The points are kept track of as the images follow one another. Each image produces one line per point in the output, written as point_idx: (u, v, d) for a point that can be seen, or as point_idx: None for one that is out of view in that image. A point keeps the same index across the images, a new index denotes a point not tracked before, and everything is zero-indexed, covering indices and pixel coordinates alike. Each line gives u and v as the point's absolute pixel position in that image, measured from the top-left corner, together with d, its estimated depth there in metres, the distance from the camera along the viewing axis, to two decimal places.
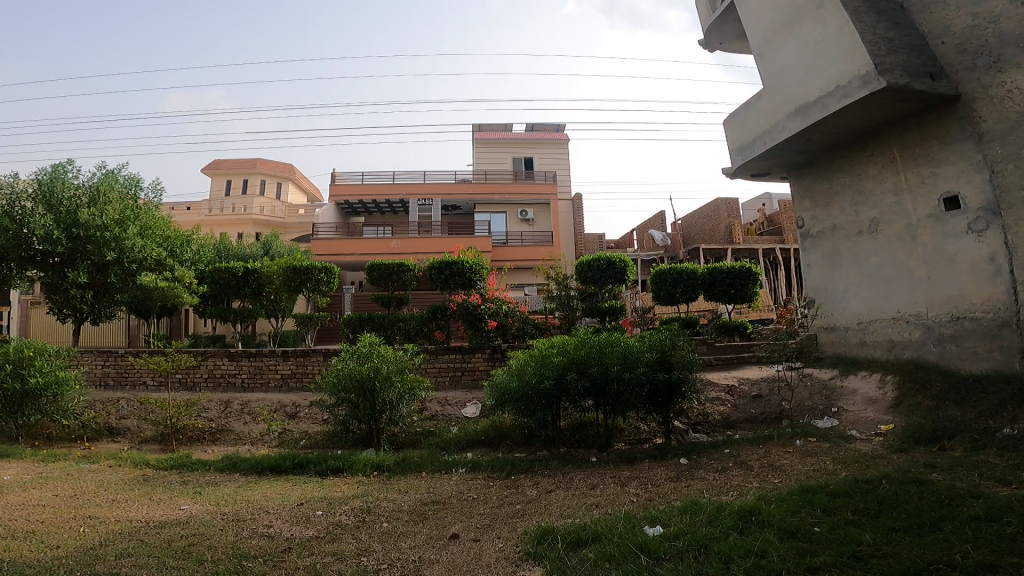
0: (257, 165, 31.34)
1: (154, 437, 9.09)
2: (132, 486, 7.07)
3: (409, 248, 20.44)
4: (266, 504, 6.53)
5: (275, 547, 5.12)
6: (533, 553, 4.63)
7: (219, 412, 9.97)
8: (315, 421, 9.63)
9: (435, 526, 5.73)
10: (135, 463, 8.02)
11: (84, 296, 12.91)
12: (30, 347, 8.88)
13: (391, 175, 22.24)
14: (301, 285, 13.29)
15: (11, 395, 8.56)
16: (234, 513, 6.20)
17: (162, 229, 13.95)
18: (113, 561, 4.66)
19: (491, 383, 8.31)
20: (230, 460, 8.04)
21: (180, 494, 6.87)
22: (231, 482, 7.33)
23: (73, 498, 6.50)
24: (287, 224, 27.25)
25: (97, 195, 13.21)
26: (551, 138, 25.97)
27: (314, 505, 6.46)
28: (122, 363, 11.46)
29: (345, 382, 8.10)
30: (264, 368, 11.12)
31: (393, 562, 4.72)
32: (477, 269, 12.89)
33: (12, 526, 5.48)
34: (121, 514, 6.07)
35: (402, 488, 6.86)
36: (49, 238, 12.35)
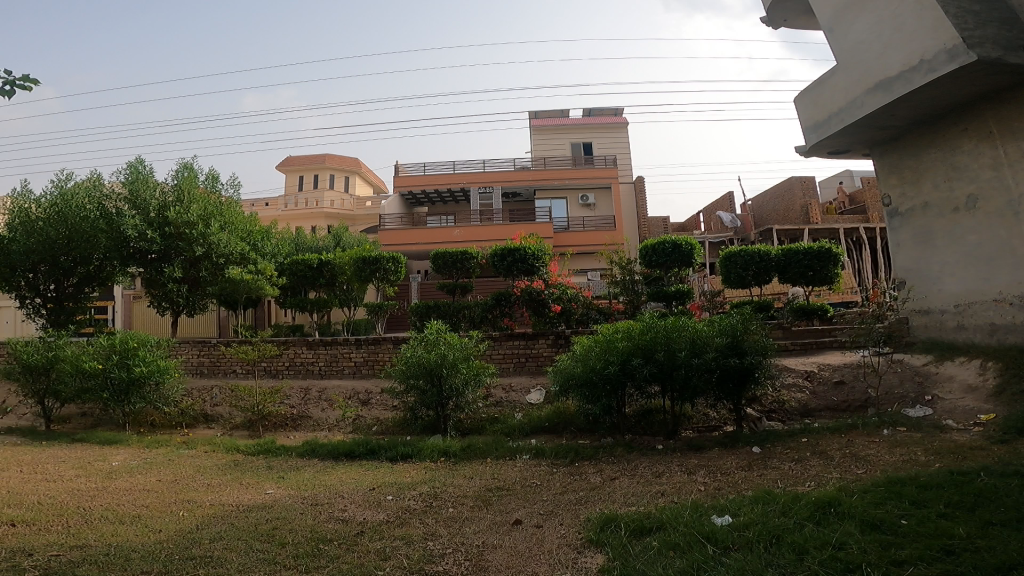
0: (324, 160, 32.41)
1: (243, 423, 9.67)
2: (224, 471, 7.59)
3: (472, 236, 20.68)
4: (342, 489, 6.85)
5: (349, 531, 5.38)
6: (594, 540, 4.68)
7: (300, 399, 10.47)
8: (386, 407, 9.95)
9: (499, 511, 5.85)
10: (226, 448, 8.56)
11: (180, 289, 13.78)
12: (134, 338, 9.55)
13: (451, 165, 22.48)
14: (371, 275, 13.67)
15: (119, 383, 9.25)
16: (314, 498, 6.54)
17: (242, 225, 14.72)
18: (208, 543, 5.03)
19: (555, 369, 8.33)
20: (310, 445, 8.45)
21: (266, 479, 7.31)
22: (311, 467, 7.72)
23: (174, 483, 7.05)
24: (357, 216, 28.06)
25: (182, 193, 14.01)
26: (612, 122, 25.55)
27: (385, 490, 6.72)
28: (214, 352, 12.22)
29: (413, 368, 8.30)
30: (340, 356, 11.55)
31: (458, 547, 4.86)
32: (540, 255, 12.89)
33: (120, 511, 6.00)
34: (215, 499, 6.53)
35: (468, 474, 7.02)
36: (145, 237, 13.26)
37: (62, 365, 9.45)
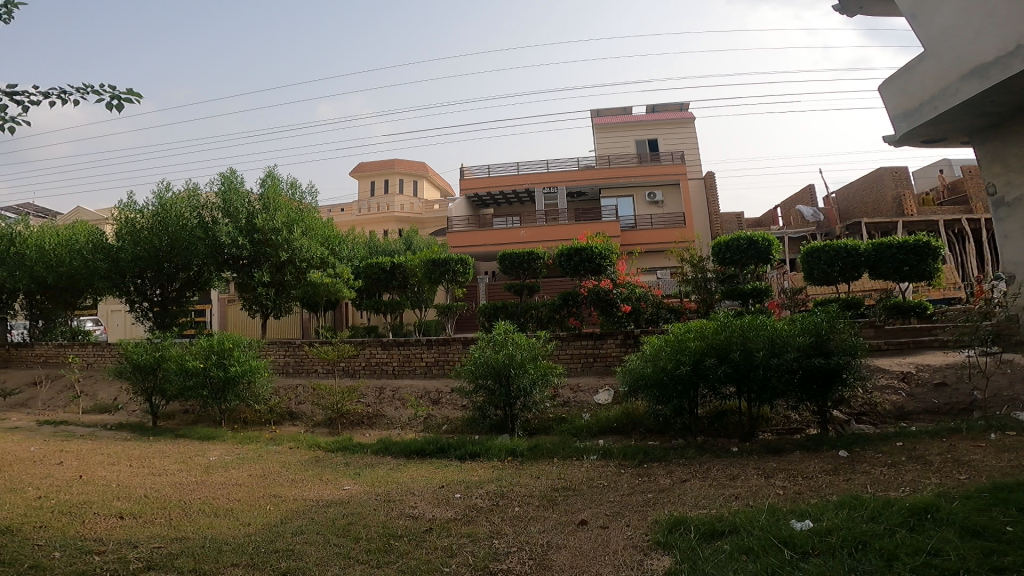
0: (394, 165, 33.38)
1: (324, 421, 10.03)
2: (306, 466, 8.00)
3: (538, 236, 20.75)
4: (413, 486, 7.06)
5: (419, 527, 5.55)
6: (662, 543, 4.62)
7: (375, 398, 10.79)
8: (456, 407, 10.10)
9: (564, 511, 5.86)
10: (308, 445, 8.97)
11: (269, 293, 14.50)
12: (230, 339, 10.01)
13: (515, 166, 22.63)
14: (441, 277, 13.88)
15: (215, 382, 9.77)
16: (387, 494, 6.78)
17: (321, 230, 15.38)
18: (290, 537, 5.31)
19: (625, 369, 8.10)
20: (383, 443, 8.73)
21: (343, 475, 7.64)
22: (384, 464, 7.99)
23: (262, 478, 7.49)
24: (426, 220, 28.68)
25: (268, 201, 14.81)
26: (678, 118, 24.99)
27: (454, 488, 6.87)
28: (298, 352, 12.81)
29: (481, 368, 8.24)
30: (412, 356, 11.82)
31: (523, 546, 4.91)
32: (608, 254, 12.82)
33: (214, 504, 6.44)
34: (297, 493, 6.89)
35: (534, 473, 7.06)
36: (237, 244, 14.05)
37: (167, 363, 10.02)
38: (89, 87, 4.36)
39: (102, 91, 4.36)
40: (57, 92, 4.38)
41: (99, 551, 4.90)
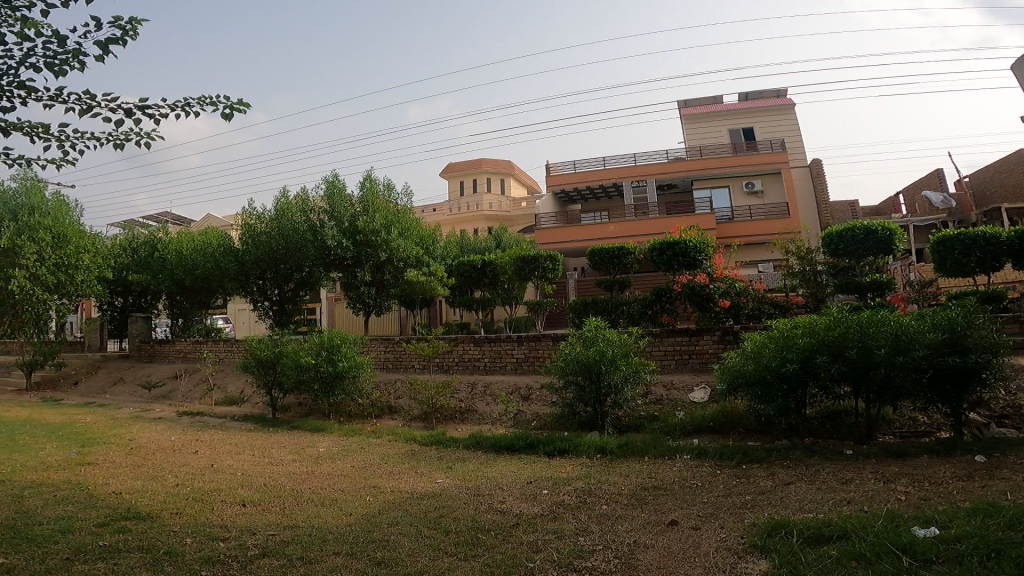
0: (481, 164, 33.86)
1: (419, 415, 10.09)
2: (403, 459, 8.30)
3: (628, 231, 20.44)
4: (502, 481, 7.18)
5: (506, 522, 5.63)
6: (759, 546, 4.45)
7: (467, 393, 10.56)
8: (546, 403, 9.60)
9: (654, 511, 5.75)
10: (405, 438, 9.28)
11: (370, 291, 15.09)
12: (338, 335, 10.41)
13: (601, 160, 22.37)
14: (530, 274, 13.58)
15: (326, 376, 10.14)
16: (476, 488, 6.93)
17: (417, 231, 15.76)
18: (386, 528, 5.55)
19: (722, 365, 7.24)
20: (474, 438, 8.88)
21: (437, 468, 7.87)
22: (475, 459, 8.16)
23: (363, 469, 7.86)
24: (514, 217, 28.87)
25: (367, 203, 15.30)
26: (775, 105, 23.90)
27: (541, 484, 6.91)
28: (397, 349, 12.78)
29: (571, 364, 7.68)
30: (503, 352, 11.41)
31: (608, 544, 4.88)
32: (703, 248, 11.77)
33: (321, 493, 6.83)
34: (394, 485, 7.17)
35: (624, 471, 6.96)
36: (341, 246, 14.80)
37: (284, 358, 10.59)
38: (205, 97, 4.38)
39: (217, 102, 4.37)
40: (176, 103, 4.43)
41: (223, 538, 5.32)
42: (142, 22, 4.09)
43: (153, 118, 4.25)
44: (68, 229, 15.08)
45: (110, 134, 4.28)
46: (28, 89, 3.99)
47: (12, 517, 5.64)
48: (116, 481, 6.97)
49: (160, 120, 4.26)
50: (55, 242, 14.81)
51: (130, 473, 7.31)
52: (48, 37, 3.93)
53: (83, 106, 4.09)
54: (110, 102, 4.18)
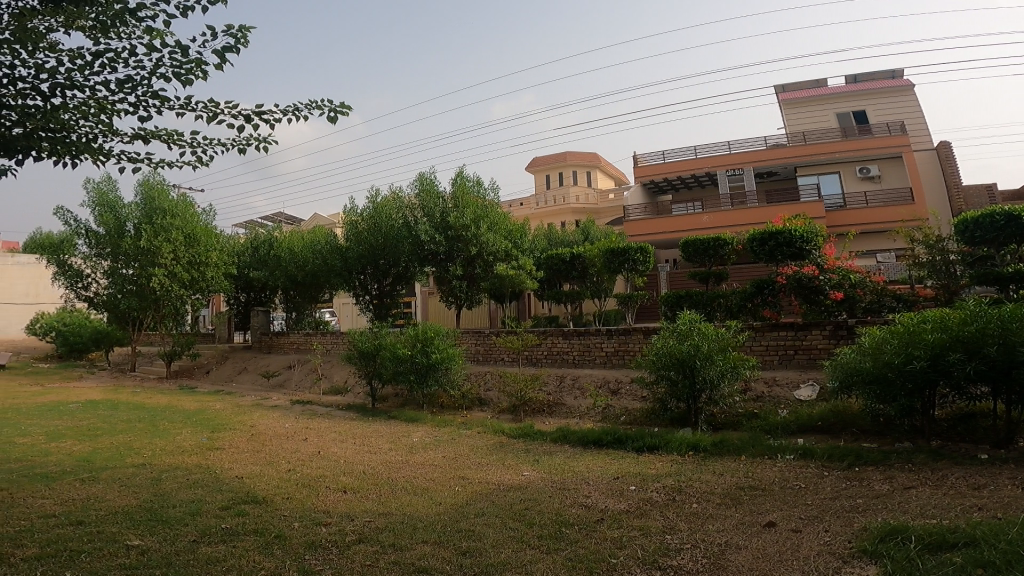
0: (567, 157, 33.84)
1: (508, 408, 10.14)
2: (491, 451, 8.39)
3: (722, 222, 19.83)
4: (588, 476, 7.12)
5: (590, 517, 5.58)
6: (869, 551, 4.20)
7: (555, 386, 10.51)
8: (636, 398, 9.41)
9: (751, 511, 5.54)
10: (494, 431, 9.38)
11: (462, 286, 15.11)
12: (431, 328, 10.66)
13: (692, 150, 21.85)
14: (620, 267, 12.76)
15: (420, 368, 10.42)
16: (562, 482, 6.91)
17: (505, 225, 15.49)
18: (473, 518, 5.61)
19: (836, 362, 6.88)
20: (562, 432, 8.84)
21: (523, 461, 7.91)
22: (562, 453, 8.14)
23: (453, 460, 8.00)
24: (602, 210, 28.63)
25: (457, 198, 15.26)
26: (887, 87, 22.63)
27: (629, 480, 6.81)
28: (488, 341, 12.86)
29: (663, 359, 7.52)
30: (592, 345, 11.11)
31: (698, 544, 4.74)
32: (811, 237, 10.57)
33: (413, 482, 7.00)
34: (482, 477, 7.26)
35: (718, 470, 6.74)
36: (434, 241, 14.92)
37: (384, 350, 10.95)
38: (313, 102, 4.52)
39: (323, 107, 4.49)
40: (288, 109, 4.63)
41: (326, 523, 5.54)
42: (250, 30, 4.18)
43: (267, 124, 4.47)
44: (199, 229, 16.04)
45: (232, 140, 4.56)
46: (158, 100, 4.33)
47: (148, 499, 6.12)
48: (237, 466, 7.44)
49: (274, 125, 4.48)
50: (188, 242, 15.87)
51: (250, 459, 7.80)
52: (172, 47, 4.17)
53: (205, 114, 4.37)
54: (231, 110, 4.44)
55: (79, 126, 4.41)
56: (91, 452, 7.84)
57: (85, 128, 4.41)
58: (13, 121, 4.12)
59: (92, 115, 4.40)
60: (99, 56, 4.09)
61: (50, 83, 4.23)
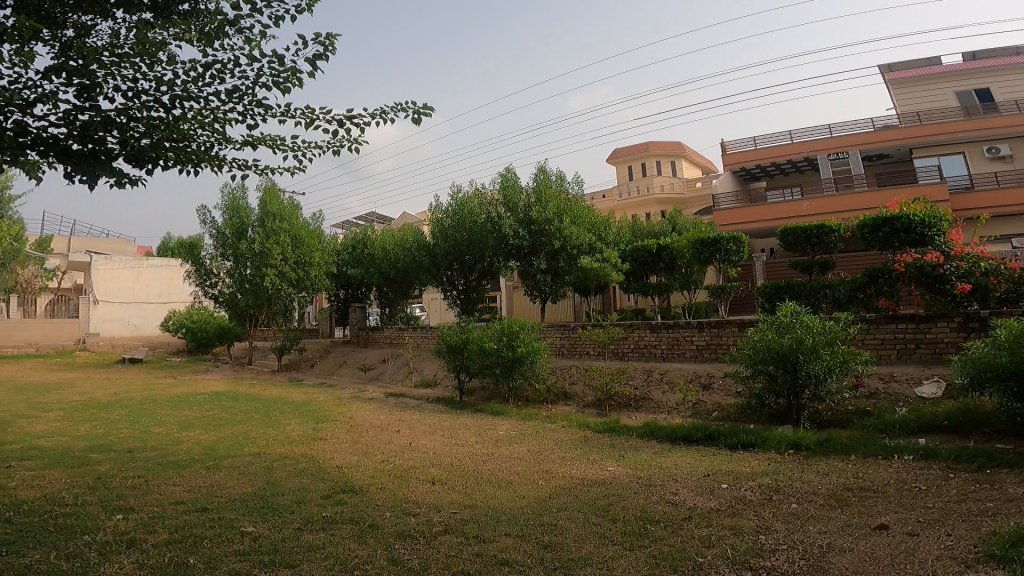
0: (649, 148, 33.18)
1: (593, 402, 10.04)
2: (575, 446, 8.31)
3: (826, 207, 18.88)
4: (676, 473, 6.92)
5: (677, 514, 5.41)
6: (998, 558, 3.86)
7: (642, 380, 10.31)
8: (729, 393, 9.09)
9: (858, 513, 5.20)
10: (579, 425, 9.30)
11: (546, 280, 14.95)
12: (517, 322, 10.73)
13: (787, 134, 20.98)
14: (711, 257, 12.37)
15: (506, 362, 10.55)
16: (648, 478, 6.75)
17: (589, 217, 15.11)
18: (555, 513, 5.56)
19: (964, 357, 6.38)
20: (649, 427, 8.64)
21: (608, 456, 7.79)
22: (649, 448, 7.96)
23: (537, 454, 7.98)
24: (688, 199, 27.92)
25: (539, 193, 15.10)
26: (1012, 63, 21.02)
27: (720, 478, 6.56)
28: (572, 335, 12.79)
29: (761, 353, 7.22)
30: (681, 339, 10.82)
31: (795, 545, 4.50)
32: (934, 222, 9.81)
33: (497, 475, 7.02)
34: (565, 471, 7.19)
35: (822, 470, 6.38)
36: (518, 235, 14.80)
37: (471, 344, 11.13)
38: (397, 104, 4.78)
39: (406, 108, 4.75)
40: (375, 111, 4.89)
41: (414, 513, 5.64)
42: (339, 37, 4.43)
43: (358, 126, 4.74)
44: (302, 231, 16.82)
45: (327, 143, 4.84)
46: (263, 108, 4.60)
47: (261, 487, 6.44)
48: (338, 457, 7.73)
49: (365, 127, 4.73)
50: (294, 243, 16.69)
51: (348, 449, 8.09)
52: (272, 58, 4.46)
53: (304, 120, 4.64)
54: (326, 114, 4.72)
55: (197, 135, 4.68)
56: (214, 441, 8.38)
57: (203, 137, 4.68)
58: (141, 132, 4.41)
59: (208, 124, 4.67)
60: (211, 69, 4.34)
61: (170, 94, 4.49)
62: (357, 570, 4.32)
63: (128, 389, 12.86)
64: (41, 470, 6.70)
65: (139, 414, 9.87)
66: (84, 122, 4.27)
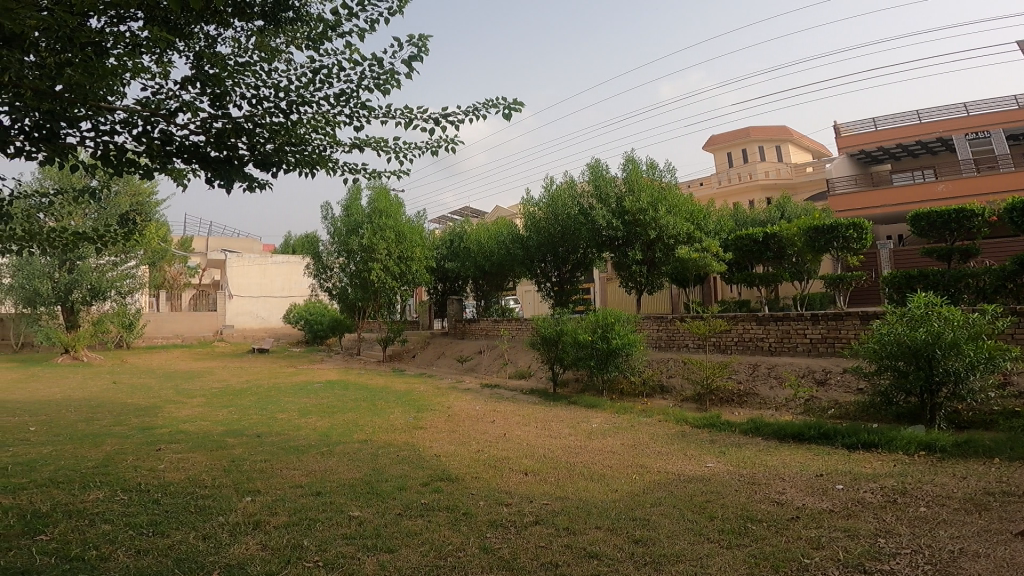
0: (749, 133, 32.10)
1: (692, 396, 9.79)
2: (673, 441, 8.13)
3: (963, 189, 17.53)
4: (784, 471, 6.62)
5: (783, 514, 5.16)
6: None
7: (748, 375, 9.95)
8: (849, 390, 8.59)
9: (999, 520, 4.76)
10: (677, 419, 9.09)
11: (641, 271, 14.55)
12: (611, 314, 10.62)
13: (916, 115, 19.77)
14: (827, 246, 11.69)
15: (600, 354, 10.46)
16: (752, 476, 6.50)
17: (686, 206, 14.61)
18: (648, 508, 5.45)
19: None
20: (754, 423, 8.31)
21: (708, 452, 7.57)
22: (754, 445, 7.66)
23: (633, 447, 7.87)
24: (798, 184, 26.70)
25: (632, 183, 14.79)
26: None
27: (835, 478, 6.21)
28: (670, 327, 12.54)
29: (890, 348, 6.79)
30: (793, 332, 10.34)
31: (920, 549, 4.19)
32: None
33: (589, 468, 6.97)
34: (661, 466, 7.05)
35: (958, 473, 5.91)
36: (611, 225, 14.46)
37: (565, 336, 11.14)
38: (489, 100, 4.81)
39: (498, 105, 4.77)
40: (469, 108, 4.94)
41: (506, 504, 5.69)
42: (431, 39, 4.51)
43: (454, 125, 4.82)
44: (406, 227, 17.43)
45: (425, 142, 4.97)
46: (367, 110, 4.79)
47: (368, 473, 6.72)
48: (435, 445, 7.93)
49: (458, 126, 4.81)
50: (397, 239, 17.31)
51: (447, 439, 8.29)
52: (372, 61, 4.61)
53: (404, 121, 4.81)
54: (424, 115, 4.83)
55: (312, 139, 4.93)
56: (329, 427, 8.83)
57: (318, 140, 4.94)
58: (266, 138, 4.69)
59: (322, 128, 4.92)
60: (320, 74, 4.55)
61: (287, 100, 4.73)
62: (450, 556, 4.41)
63: (255, 377, 13.85)
64: (185, 453, 7.31)
65: (263, 401, 10.58)
66: (218, 129, 4.58)
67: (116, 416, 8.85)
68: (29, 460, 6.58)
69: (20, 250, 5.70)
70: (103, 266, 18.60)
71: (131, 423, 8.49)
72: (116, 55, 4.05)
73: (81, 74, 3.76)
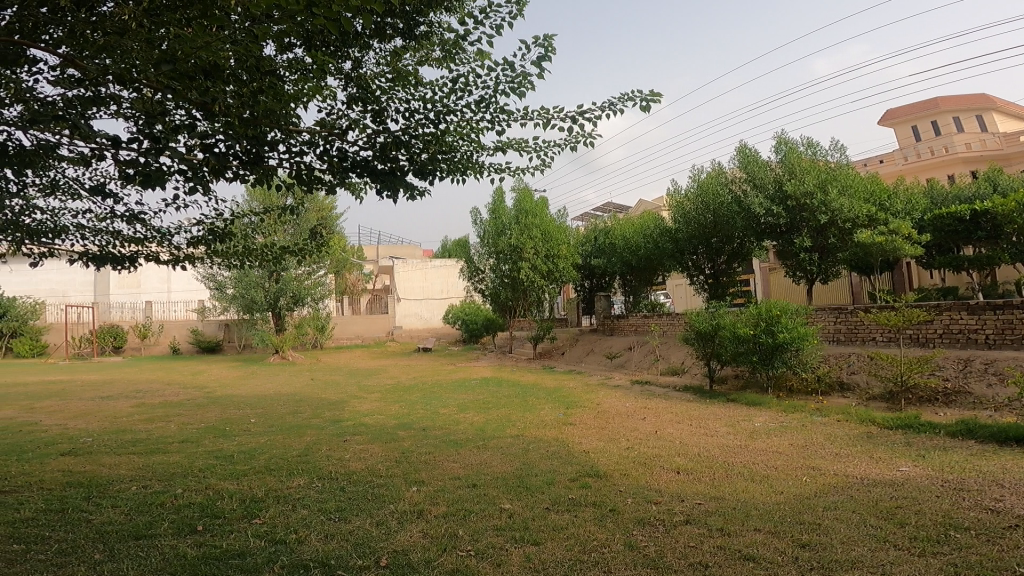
0: (940, 104, 29.27)
1: (882, 394, 8.97)
2: (854, 442, 7.49)
3: None
4: (999, 479, 5.84)
5: (998, 522, 4.54)
6: None
7: (957, 371, 8.98)
8: None
9: None
10: (862, 419, 8.38)
11: (811, 258, 13.63)
12: (777, 306, 10.00)
13: None
14: None
15: (765, 349, 9.91)
16: (957, 483, 5.80)
17: (863, 185, 13.27)
18: (820, 511, 5.02)
19: None
20: (964, 425, 7.44)
21: (902, 455, 6.88)
22: (963, 449, 6.85)
23: (803, 448, 7.35)
24: (1012, 154, 23.71)
25: (792, 166, 13.80)
26: None
27: None
28: (851, 319, 11.59)
29: None
30: (1020, 321, 9.15)
31: None
32: None
33: (752, 470, 6.57)
34: (839, 469, 6.51)
35: None
36: (772, 212, 13.66)
37: (722, 330, 10.68)
38: (624, 94, 4.62)
39: (634, 98, 4.56)
40: (604, 105, 4.78)
41: (657, 501, 5.50)
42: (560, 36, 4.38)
43: (591, 123, 4.68)
44: (551, 226, 17.62)
45: (565, 142, 4.87)
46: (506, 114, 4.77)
47: (518, 467, 6.82)
48: (585, 441, 7.91)
49: (595, 123, 4.65)
50: (544, 238, 17.57)
51: (597, 435, 8.22)
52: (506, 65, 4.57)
53: (542, 122, 4.73)
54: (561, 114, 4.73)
55: (460, 146, 5.01)
56: (484, 423, 9.10)
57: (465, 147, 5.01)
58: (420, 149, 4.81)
59: (467, 135, 4.97)
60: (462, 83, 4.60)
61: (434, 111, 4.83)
62: (595, 551, 4.34)
63: (422, 374, 14.72)
64: (364, 444, 7.89)
65: (428, 396, 11.19)
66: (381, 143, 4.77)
67: (314, 409, 9.80)
68: (251, 448, 7.43)
69: (243, 264, 6.37)
70: (302, 275, 20.32)
71: (324, 415, 9.35)
72: (292, 80, 4.31)
73: (272, 99, 4.01)
